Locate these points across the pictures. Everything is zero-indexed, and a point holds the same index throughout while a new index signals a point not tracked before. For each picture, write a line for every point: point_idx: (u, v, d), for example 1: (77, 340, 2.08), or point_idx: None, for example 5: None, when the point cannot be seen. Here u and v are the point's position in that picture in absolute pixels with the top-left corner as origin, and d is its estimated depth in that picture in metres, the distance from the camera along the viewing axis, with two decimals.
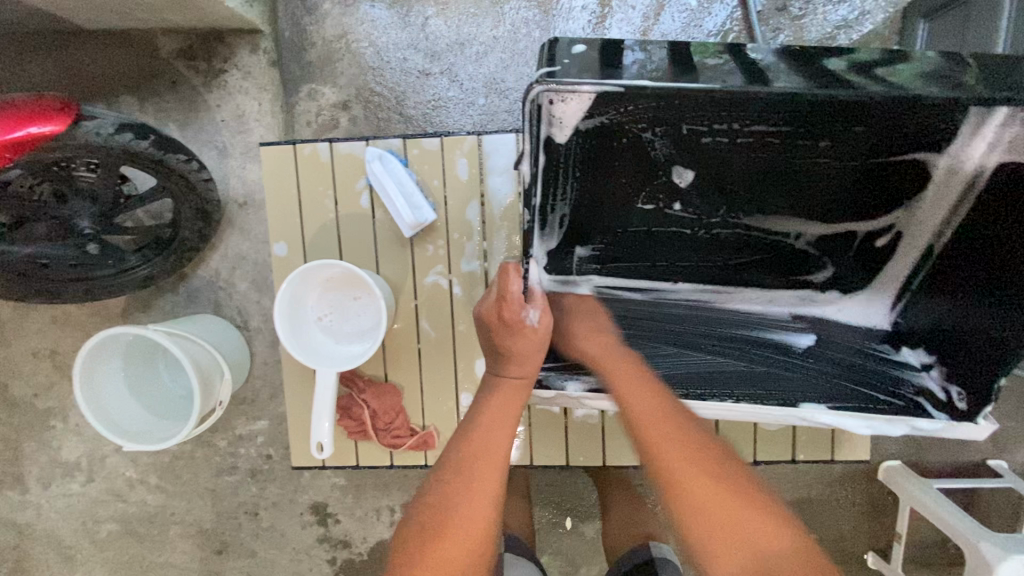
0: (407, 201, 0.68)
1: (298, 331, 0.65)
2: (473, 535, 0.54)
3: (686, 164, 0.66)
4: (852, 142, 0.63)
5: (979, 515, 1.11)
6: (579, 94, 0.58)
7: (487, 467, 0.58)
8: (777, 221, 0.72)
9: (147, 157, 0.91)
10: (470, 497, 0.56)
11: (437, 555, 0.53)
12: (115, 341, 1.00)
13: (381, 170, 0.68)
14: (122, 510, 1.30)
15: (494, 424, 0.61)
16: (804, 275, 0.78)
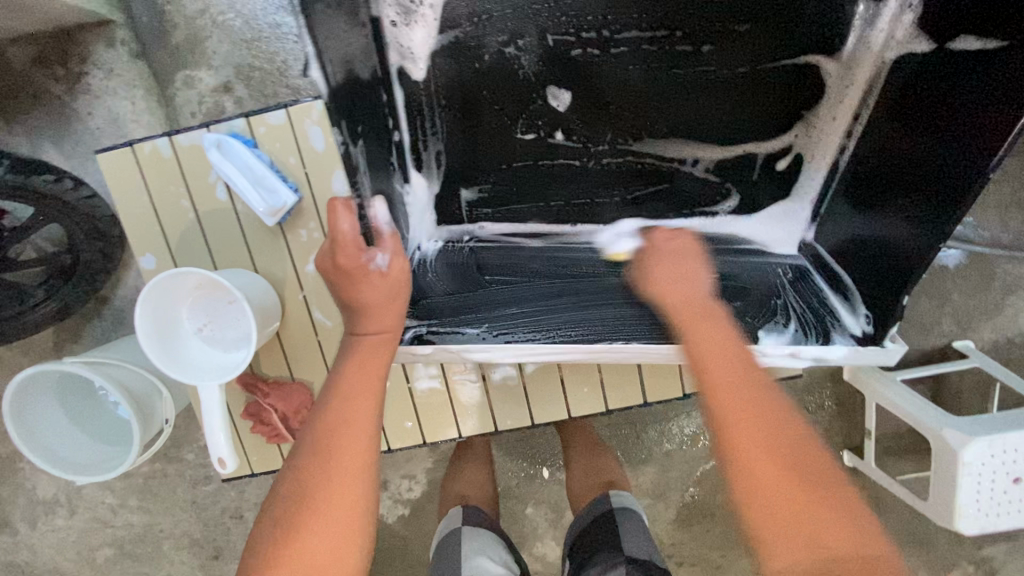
0: (260, 189, 0.62)
1: (173, 346, 0.61)
2: (338, 526, 0.50)
3: (571, 86, 0.73)
4: (736, 41, 0.70)
5: (949, 397, 1.10)
6: (420, 18, 0.68)
7: (349, 444, 0.53)
8: (669, 146, 0.76)
9: (7, 184, 0.83)
10: (332, 483, 0.51)
11: (297, 548, 0.49)
12: (43, 377, 0.97)
13: (222, 158, 0.61)
14: (112, 535, 1.31)
15: (354, 392, 0.56)
16: (710, 204, 0.80)
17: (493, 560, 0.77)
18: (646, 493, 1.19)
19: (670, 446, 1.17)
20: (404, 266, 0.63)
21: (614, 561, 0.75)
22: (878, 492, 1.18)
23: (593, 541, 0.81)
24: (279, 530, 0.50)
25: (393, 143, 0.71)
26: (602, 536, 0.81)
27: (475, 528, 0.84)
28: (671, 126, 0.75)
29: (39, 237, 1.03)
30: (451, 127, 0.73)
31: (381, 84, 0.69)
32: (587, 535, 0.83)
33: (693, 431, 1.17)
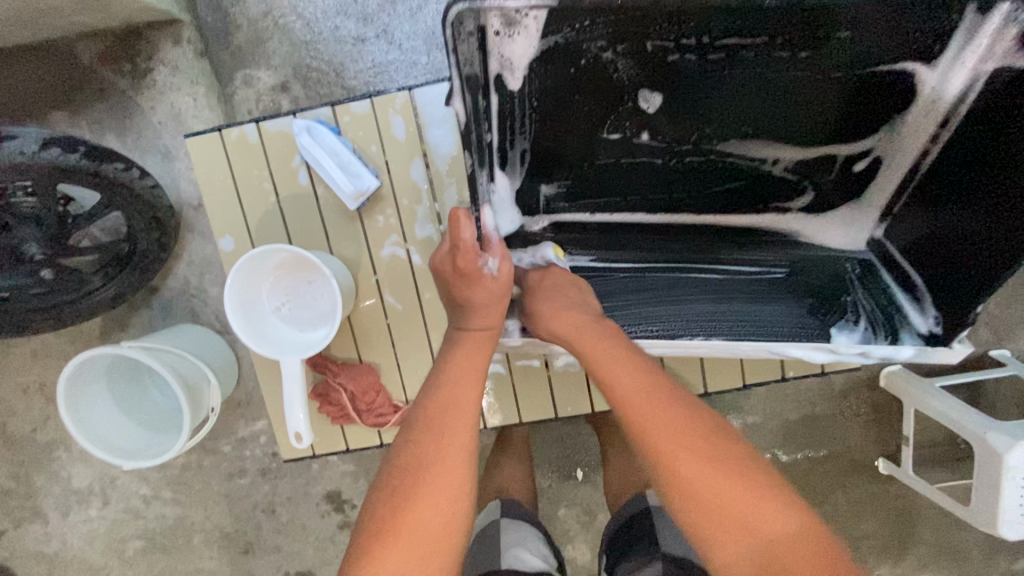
0: (344, 170, 0.65)
1: (256, 323, 0.63)
2: (446, 497, 0.54)
3: (663, 84, 0.71)
4: (833, 56, 0.65)
5: (986, 405, 1.11)
6: (523, 29, 0.60)
7: (452, 426, 0.57)
8: (754, 145, 0.78)
9: (83, 171, 0.86)
10: (437, 458, 0.55)
11: (411, 519, 0.53)
12: (97, 362, 0.99)
13: (311, 142, 0.65)
14: (143, 527, 1.31)
15: (461, 377, 0.60)
16: (785, 202, 0.84)
17: (532, 551, 0.77)
18: None
19: None
20: (511, 270, 0.66)
21: (651, 555, 0.75)
22: (913, 501, 1.18)
23: (631, 537, 0.81)
24: (388, 504, 0.54)
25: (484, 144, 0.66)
26: (640, 534, 0.80)
27: (515, 520, 0.84)
28: (758, 126, 0.76)
29: (97, 226, 1.06)
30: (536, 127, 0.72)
31: (480, 88, 0.62)
32: (627, 533, 0.82)
33: None
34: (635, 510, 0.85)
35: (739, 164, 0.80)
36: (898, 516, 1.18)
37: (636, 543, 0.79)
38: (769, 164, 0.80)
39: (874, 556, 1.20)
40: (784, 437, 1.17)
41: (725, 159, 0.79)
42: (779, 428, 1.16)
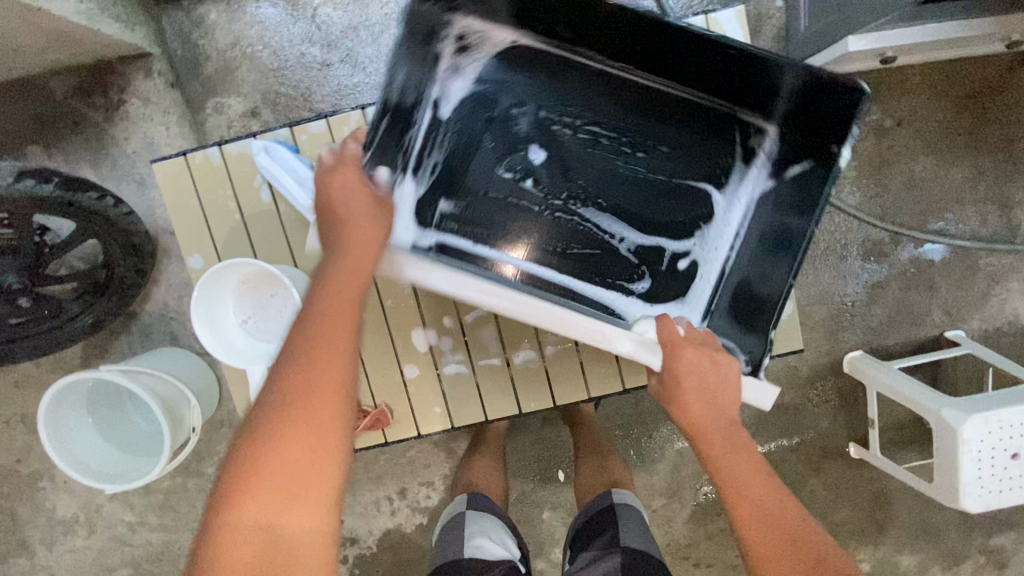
0: (304, 187, 0.69)
1: (222, 336, 0.66)
2: (314, 432, 0.49)
3: (544, 145, 0.81)
4: (679, 130, 0.80)
5: (946, 384, 1.15)
6: (466, 68, 0.78)
7: (326, 358, 0.51)
8: (601, 219, 0.81)
9: (57, 200, 0.90)
10: (290, 427, 0.48)
11: (269, 457, 0.48)
12: (77, 388, 1.01)
13: (269, 161, 0.68)
14: (130, 554, 1.31)
15: (342, 288, 0.55)
16: (624, 282, 0.80)
17: (495, 543, 0.79)
18: (660, 494, 1.21)
19: (682, 444, 1.20)
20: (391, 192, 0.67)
21: (610, 550, 0.76)
22: (886, 483, 1.21)
23: (595, 527, 0.83)
24: (247, 447, 0.48)
25: (406, 141, 0.73)
26: (604, 526, 0.82)
27: (480, 511, 0.86)
28: (613, 200, 0.81)
29: (75, 254, 1.08)
30: (452, 144, 0.79)
31: (398, 112, 0.69)
32: (591, 524, 0.84)
33: None
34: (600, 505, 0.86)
35: (587, 237, 0.81)
36: (873, 499, 1.21)
37: (600, 536, 0.81)
38: (614, 242, 0.81)
39: (853, 540, 1.22)
40: (756, 427, 1.20)
41: (582, 226, 0.81)
42: (751, 419, 1.20)
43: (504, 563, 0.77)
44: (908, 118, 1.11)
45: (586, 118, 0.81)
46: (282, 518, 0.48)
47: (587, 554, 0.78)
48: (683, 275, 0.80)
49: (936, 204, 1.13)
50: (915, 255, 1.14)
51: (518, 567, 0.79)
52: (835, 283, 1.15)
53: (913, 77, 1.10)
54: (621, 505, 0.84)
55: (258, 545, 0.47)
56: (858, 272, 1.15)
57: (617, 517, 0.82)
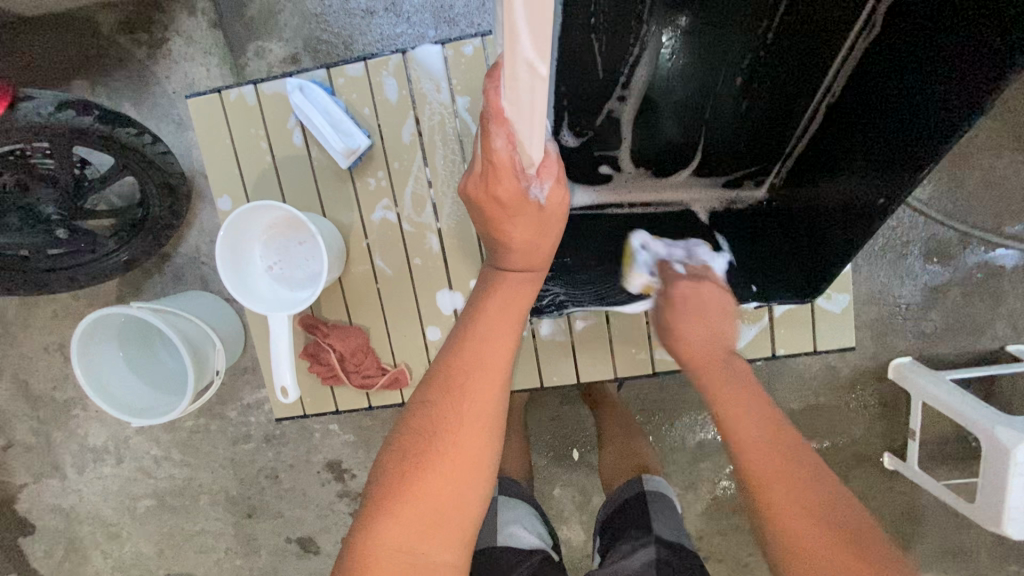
0: (337, 128, 0.66)
1: (247, 280, 0.65)
2: (464, 458, 0.56)
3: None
4: (791, 78, 0.71)
5: (1000, 402, 1.07)
6: None
7: (478, 381, 0.58)
8: (643, 56, 0.73)
9: (96, 133, 0.90)
10: (468, 403, 0.57)
11: (419, 481, 0.54)
12: (109, 323, 1.03)
13: (304, 100, 0.66)
14: (154, 486, 1.36)
15: (491, 332, 0.61)
16: (580, 127, 0.78)
17: (526, 530, 0.76)
18: (676, 484, 1.18)
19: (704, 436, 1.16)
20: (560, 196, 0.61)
21: (644, 540, 0.71)
22: (919, 499, 1.15)
23: (625, 520, 0.77)
24: (406, 464, 0.55)
25: None
26: (635, 518, 0.77)
27: (510, 497, 0.83)
28: (668, 80, 0.75)
29: (113, 191, 1.09)
30: None
31: None
32: (620, 516, 0.79)
33: None
34: (632, 491, 0.82)
35: (615, 67, 0.73)
36: (902, 513, 1.15)
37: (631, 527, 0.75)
38: (617, 90, 0.75)
39: None
40: None
41: (630, 61, 0.73)
42: (781, 417, 1.14)
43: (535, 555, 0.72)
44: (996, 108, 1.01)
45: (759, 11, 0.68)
46: (422, 538, 0.53)
47: (620, 547, 0.72)
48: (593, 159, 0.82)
49: (1016, 206, 1.03)
50: (983, 260, 1.05)
51: (552, 556, 0.75)
52: (890, 283, 1.07)
53: None
54: (652, 493, 0.80)
55: (439, 496, 0.55)
56: (917, 273, 1.06)
57: (651, 505, 0.78)
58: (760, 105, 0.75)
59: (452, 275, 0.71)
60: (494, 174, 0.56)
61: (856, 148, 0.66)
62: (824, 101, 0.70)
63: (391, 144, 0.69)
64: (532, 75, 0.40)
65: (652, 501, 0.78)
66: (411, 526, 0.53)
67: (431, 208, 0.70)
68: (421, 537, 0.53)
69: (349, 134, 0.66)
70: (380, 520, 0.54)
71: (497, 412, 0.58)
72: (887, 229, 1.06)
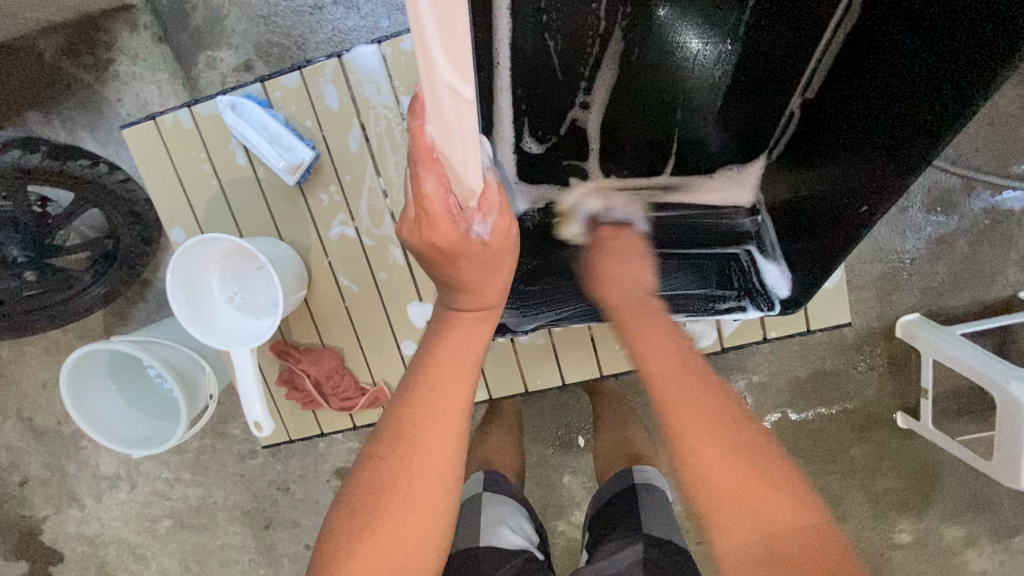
0: (276, 144, 0.63)
1: (206, 317, 0.62)
2: (416, 514, 0.54)
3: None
4: (760, 87, 0.66)
5: (1016, 351, 1.02)
6: None
7: (432, 436, 0.55)
8: (602, 71, 0.66)
9: (46, 170, 0.88)
10: (419, 454, 0.55)
11: (371, 542, 0.53)
12: (95, 358, 1.02)
13: (238, 119, 0.63)
14: (170, 507, 1.38)
15: (446, 382, 0.57)
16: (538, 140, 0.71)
17: (511, 529, 0.75)
18: None
19: None
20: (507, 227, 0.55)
21: (633, 538, 0.70)
22: (935, 455, 1.12)
23: (615, 516, 0.75)
24: (358, 522, 0.54)
25: None
26: (626, 513, 0.75)
27: (496, 494, 0.81)
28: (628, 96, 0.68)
29: (82, 223, 1.07)
30: None
31: None
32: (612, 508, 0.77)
33: (734, 395, 1.12)
34: (622, 485, 0.80)
35: (574, 68, 0.65)
36: (920, 471, 1.13)
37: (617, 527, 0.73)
38: (579, 97, 0.68)
39: (895, 512, 1.15)
40: (793, 395, 1.11)
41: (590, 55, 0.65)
42: (787, 386, 1.11)
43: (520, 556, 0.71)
44: None
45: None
46: None
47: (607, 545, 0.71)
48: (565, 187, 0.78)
49: None
50: (991, 204, 0.99)
51: (536, 555, 0.74)
52: (893, 239, 1.02)
53: None
54: (642, 487, 0.78)
55: (397, 554, 0.53)
56: (920, 225, 1.01)
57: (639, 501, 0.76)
58: (735, 111, 0.69)
59: (421, 285, 0.68)
60: (429, 220, 0.51)
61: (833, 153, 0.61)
62: (801, 98, 0.63)
63: (339, 155, 0.65)
64: (455, 102, 0.35)
65: (647, 495, 0.77)
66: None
67: (390, 218, 0.67)
68: None
69: (288, 147, 0.63)
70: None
71: (455, 463, 0.56)
72: None
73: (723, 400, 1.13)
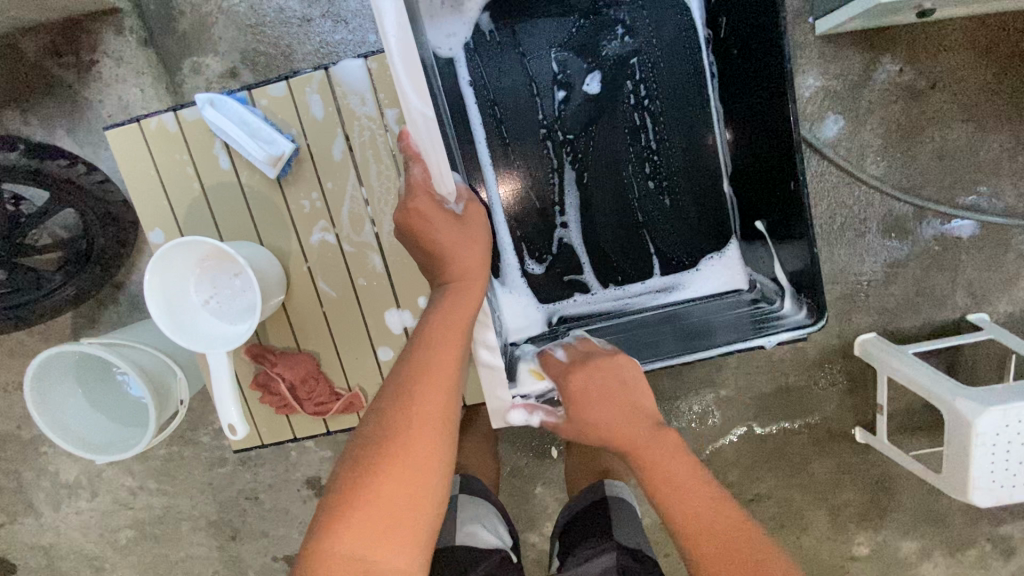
0: (259, 142, 0.64)
1: (182, 318, 0.62)
2: (417, 462, 0.53)
3: (606, 80, 0.86)
4: (692, 171, 0.88)
5: (964, 370, 1.09)
6: None
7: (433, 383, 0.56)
8: (568, 173, 0.88)
9: (24, 167, 0.90)
10: (420, 402, 0.55)
11: (371, 489, 0.51)
12: (61, 360, 1.00)
13: (220, 118, 0.63)
14: (133, 517, 1.34)
15: (441, 339, 0.60)
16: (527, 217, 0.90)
17: (489, 531, 0.76)
18: (657, 473, 1.19)
19: (679, 424, 1.17)
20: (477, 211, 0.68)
21: (604, 547, 0.71)
22: (892, 470, 1.17)
23: (584, 526, 0.77)
24: (359, 470, 0.52)
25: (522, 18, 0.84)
26: (595, 522, 0.77)
27: (473, 497, 0.82)
28: (595, 184, 0.89)
29: (54, 222, 1.05)
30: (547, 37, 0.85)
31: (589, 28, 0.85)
32: (586, 517, 0.78)
33: (702, 408, 1.16)
34: (593, 499, 0.81)
35: (546, 168, 0.88)
36: (877, 485, 1.17)
37: (591, 534, 0.75)
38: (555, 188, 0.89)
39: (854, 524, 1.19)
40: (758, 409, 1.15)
41: (550, 128, 0.87)
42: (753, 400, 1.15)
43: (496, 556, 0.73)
44: (945, 79, 1.01)
45: (636, 79, 0.86)
46: (378, 544, 0.50)
47: (581, 551, 0.73)
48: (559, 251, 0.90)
49: (969, 176, 1.04)
50: (941, 231, 1.06)
51: (509, 557, 0.76)
52: (852, 261, 1.08)
53: (952, 33, 0.99)
54: (613, 500, 0.79)
55: (399, 503, 0.51)
56: (877, 249, 1.07)
57: (612, 512, 0.77)
58: (685, 181, 0.88)
59: (398, 293, 0.70)
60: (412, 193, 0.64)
61: (771, 191, 0.78)
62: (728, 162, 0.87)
63: (322, 166, 0.67)
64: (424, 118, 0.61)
65: (614, 509, 0.78)
66: (365, 532, 0.50)
67: (371, 227, 0.69)
68: (377, 544, 0.49)
69: (269, 142, 0.64)
70: (338, 530, 0.50)
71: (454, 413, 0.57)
72: (845, 208, 1.06)
73: (692, 414, 1.16)
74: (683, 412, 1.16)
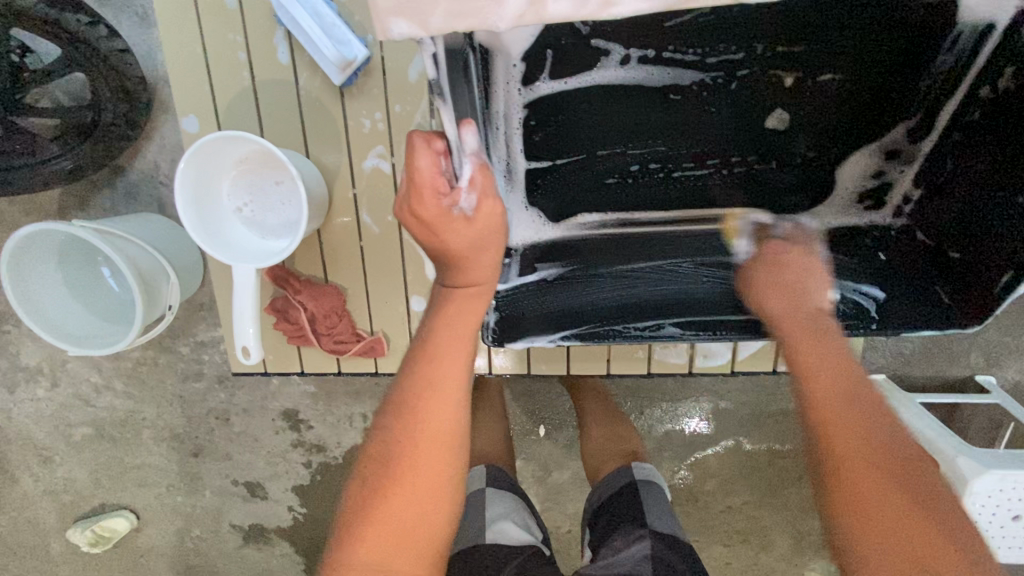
0: (333, 40, 0.72)
1: (214, 219, 0.72)
2: (426, 471, 0.56)
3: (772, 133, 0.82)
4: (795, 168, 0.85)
5: (958, 427, 1.10)
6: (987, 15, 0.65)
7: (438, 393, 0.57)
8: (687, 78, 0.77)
9: (42, 17, 0.81)
10: (422, 422, 0.56)
11: (384, 507, 0.55)
12: (44, 238, 0.92)
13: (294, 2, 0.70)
14: (92, 415, 1.28)
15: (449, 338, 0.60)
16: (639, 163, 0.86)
17: (517, 526, 0.74)
18: None
19: (673, 426, 1.16)
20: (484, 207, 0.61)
21: (640, 533, 0.70)
22: None
23: (615, 514, 0.76)
24: (380, 474, 0.56)
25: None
26: (627, 511, 0.75)
27: (500, 490, 0.81)
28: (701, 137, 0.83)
29: (61, 87, 0.94)
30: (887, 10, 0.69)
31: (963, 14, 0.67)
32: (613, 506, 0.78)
33: (698, 416, 1.15)
34: (619, 485, 0.81)
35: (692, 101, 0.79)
36: None
37: (619, 524, 0.74)
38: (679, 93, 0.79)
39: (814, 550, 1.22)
40: (752, 426, 1.15)
41: (743, 73, 0.76)
42: (750, 417, 1.15)
43: (528, 548, 0.71)
44: None
45: (811, 135, 0.81)
46: (404, 537, 0.55)
47: (613, 540, 0.71)
48: (546, 140, 0.82)
49: None
50: None
51: (543, 552, 0.74)
52: None
53: None
54: (642, 484, 0.80)
55: (420, 511, 0.55)
56: None
57: (642, 497, 0.77)
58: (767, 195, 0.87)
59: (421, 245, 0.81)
60: (415, 190, 0.58)
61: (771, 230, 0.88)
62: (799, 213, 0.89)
63: (393, 85, 0.77)
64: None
65: (645, 491, 0.78)
66: (383, 546, 0.54)
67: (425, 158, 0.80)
68: (393, 556, 0.54)
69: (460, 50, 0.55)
70: (352, 544, 0.54)
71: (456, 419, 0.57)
72: None
73: (689, 419, 1.15)
74: (681, 416, 1.15)
